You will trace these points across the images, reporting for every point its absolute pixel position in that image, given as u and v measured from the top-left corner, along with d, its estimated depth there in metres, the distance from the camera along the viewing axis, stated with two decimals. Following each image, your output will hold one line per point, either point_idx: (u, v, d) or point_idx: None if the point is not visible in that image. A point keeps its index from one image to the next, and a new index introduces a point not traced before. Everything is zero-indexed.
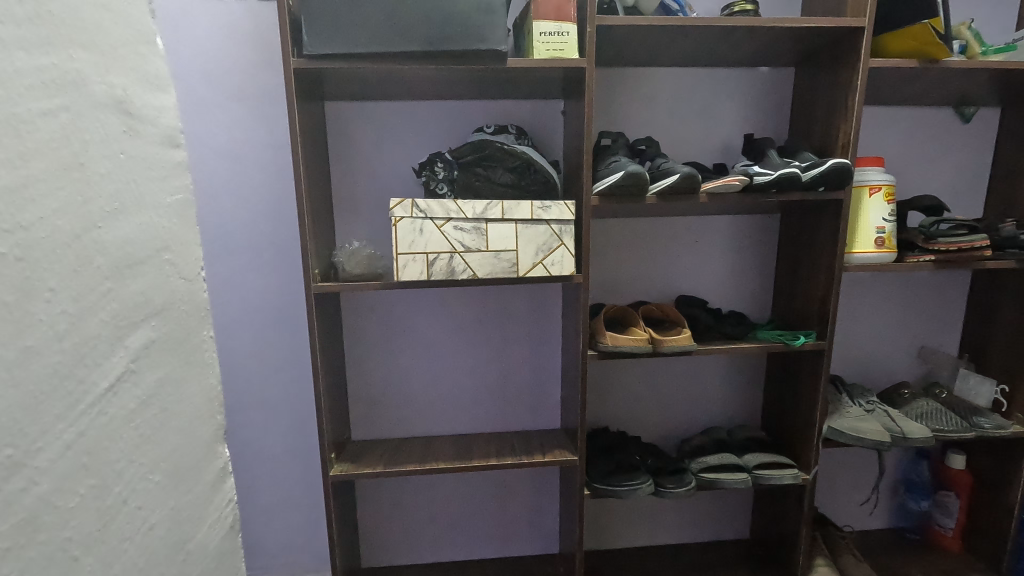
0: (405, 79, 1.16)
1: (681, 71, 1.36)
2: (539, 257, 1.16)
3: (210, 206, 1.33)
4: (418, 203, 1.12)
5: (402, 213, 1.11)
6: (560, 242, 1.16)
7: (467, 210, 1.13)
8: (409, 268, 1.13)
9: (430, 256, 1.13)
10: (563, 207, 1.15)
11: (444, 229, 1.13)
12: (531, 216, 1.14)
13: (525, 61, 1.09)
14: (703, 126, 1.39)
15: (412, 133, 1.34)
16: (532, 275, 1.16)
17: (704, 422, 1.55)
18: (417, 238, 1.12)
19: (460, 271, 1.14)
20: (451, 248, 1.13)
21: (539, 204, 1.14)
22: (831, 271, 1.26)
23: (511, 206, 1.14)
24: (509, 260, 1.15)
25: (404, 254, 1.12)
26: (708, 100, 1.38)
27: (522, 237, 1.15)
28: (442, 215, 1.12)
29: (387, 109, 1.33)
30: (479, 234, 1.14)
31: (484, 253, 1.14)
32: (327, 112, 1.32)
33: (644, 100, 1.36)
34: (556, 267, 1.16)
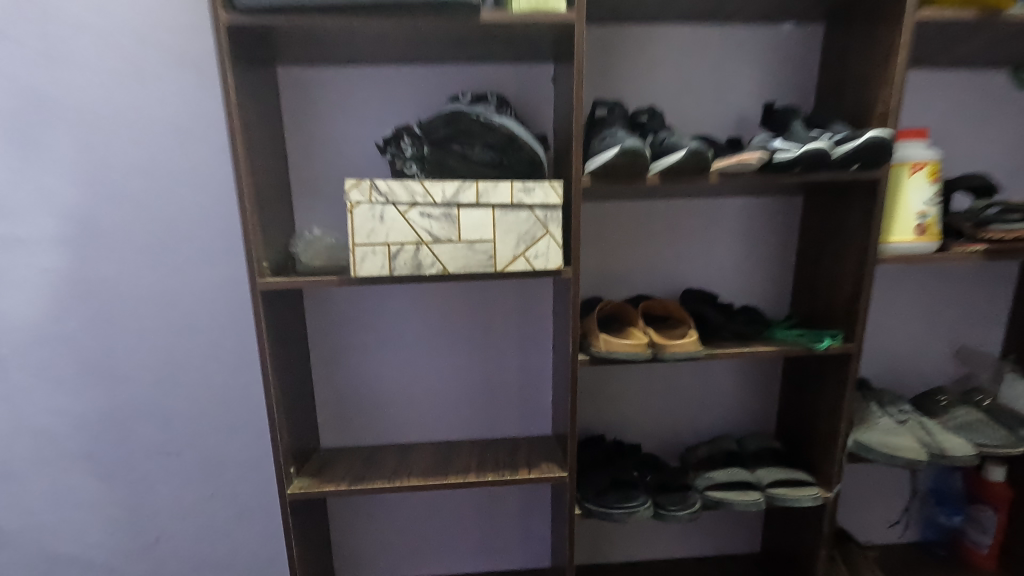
0: (362, 38, 0.99)
1: (691, 28, 1.17)
2: (520, 248, 0.99)
3: (154, 190, 1.18)
4: (378, 185, 0.95)
5: (360, 196, 0.95)
6: (545, 232, 0.99)
7: (436, 193, 0.96)
8: (368, 262, 0.97)
9: (392, 247, 0.96)
10: (549, 189, 0.98)
11: (408, 216, 0.97)
12: (511, 199, 0.98)
13: (501, 15, 0.91)
14: (717, 93, 1.20)
15: (380, 101, 1.17)
16: (512, 269, 1.00)
17: (711, 428, 1.39)
18: (376, 226, 0.96)
19: (428, 265, 0.98)
20: (416, 237, 0.97)
21: (521, 185, 0.98)
22: (863, 262, 1.08)
23: (487, 189, 0.97)
24: (485, 251, 0.98)
25: (362, 245, 0.96)
26: (723, 63, 1.19)
27: (501, 225, 0.98)
28: (405, 199, 0.96)
29: (350, 72, 1.15)
30: (450, 222, 0.97)
31: (456, 243, 0.98)
32: (281, 80, 1.15)
33: (647, 64, 1.18)
34: (540, 261, 1.00)
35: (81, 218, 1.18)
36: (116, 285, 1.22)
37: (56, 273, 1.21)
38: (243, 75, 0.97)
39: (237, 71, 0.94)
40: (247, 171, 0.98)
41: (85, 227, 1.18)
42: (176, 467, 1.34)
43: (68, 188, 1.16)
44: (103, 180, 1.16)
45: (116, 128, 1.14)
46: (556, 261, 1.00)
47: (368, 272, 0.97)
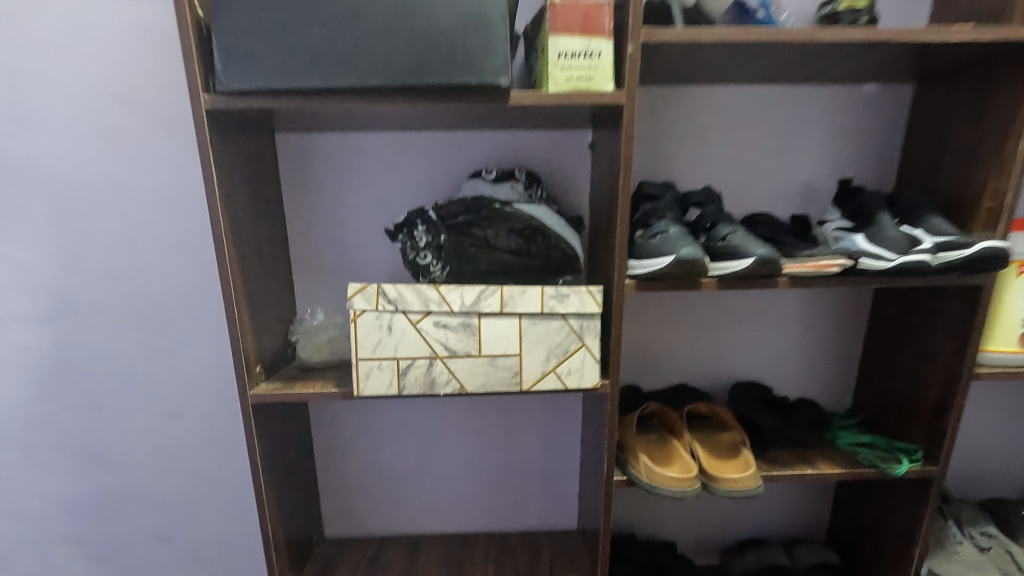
0: (370, 113, 0.84)
1: (755, 88, 1.00)
2: (551, 363, 0.84)
3: (140, 264, 1.05)
4: (386, 289, 0.81)
5: (364, 302, 0.81)
6: (580, 343, 0.84)
7: (454, 301, 0.82)
8: (373, 378, 0.83)
9: (401, 363, 0.83)
10: (586, 295, 0.83)
11: (421, 326, 0.83)
12: (541, 307, 0.83)
13: (535, 96, 0.75)
14: (782, 163, 1.03)
15: (391, 170, 1.03)
16: (540, 386, 0.85)
17: (756, 526, 1.25)
18: (383, 337, 0.82)
19: (443, 382, 0.84)
20: (430, 351, 0.83)
21: (553, 291, 0.83)
22: (954, 376, 0.91)
23: (514, 295, 0.82)
24: (509, 366, 0.84)
25: (367, 358, 0.83)
26: (790, 129, 1.02)
27: (528, 336, 0.84)
28: (418, 307, 0.82)
29: (358, 139, 1.01)
30: (470, 333, 0.83)
31: (477, 357, 0.84)
32: (280, 147, 1.01)
33: (702, 130, 1.01)
34: (574, 377, 0.85)
35: (61, 295, 1.06)
36: (100, 366, 1.11)
37: (35, 353, 1.09)
38: (231, 157, 0.83)
39: (224, 156, 0.80)
40: (240, 268, 0.84)
41: (65, 304, 1.07)
42: (167, 555, 1.23)
43: (44, 262, 1.04)
44: (83, 254, 1.04)
45: (98, 199, 1.02)
46: (592, 377, 0.85)
47: (372, 389, 0.84)
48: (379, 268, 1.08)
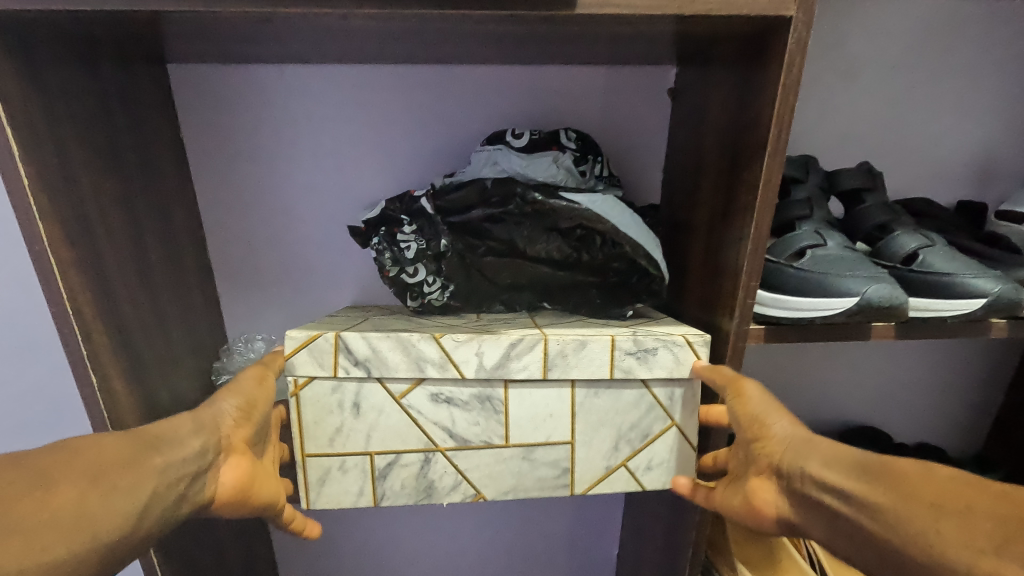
0: (313, 30, 0.47)
1: (927, 7, 0.64)
2: (621, 454, 0.53)
3: None
4: (348, 343, 0.48)
5: (311, 363, 0.48)
6: (668, 423, 0.53)
7: (466, 363, 0.49)
8: (332, 484, 0.51)
9: (377, 459, 0.51)
10: (685, 351, 0.50)
11: (409, 402, 0.50)
12: (610, 373, 0.50)
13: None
14: (950, 127, 0.69)
15: (365, 135, 0.67)
16: (603, 486, 0.54)
17: None
18: (347, 422, 0.50)
19: (447, 487, 0.52)
20: (425, 441, 0.51)
21: (630, 345, 0.50)
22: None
23: (566, 352, 0.49)
24: (554, 458, 0.53)
25: (321, 453, 0.51)
26: (970, 72, 0.67)
27: (587, 412, 0.52)
28: (405, 372, 0.49)
29: (309, 84, 0.65)
30: (492, 410, 0.51)
31: (503, 448, 0.52)
32: (182, 94, 0.64)
33: (840, 74, 0.65)
34: (655, 474, 0.54)
35: None
36: None
37: None
38: (63, 108, 0.46)
39: (42, 106, 0.44)
40: (103, 307, 0.49)
41: None
42: None
43: None
44: None
45: None
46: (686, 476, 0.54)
47: (331, 498, 0.52)
48: (351, 279, 0.74)
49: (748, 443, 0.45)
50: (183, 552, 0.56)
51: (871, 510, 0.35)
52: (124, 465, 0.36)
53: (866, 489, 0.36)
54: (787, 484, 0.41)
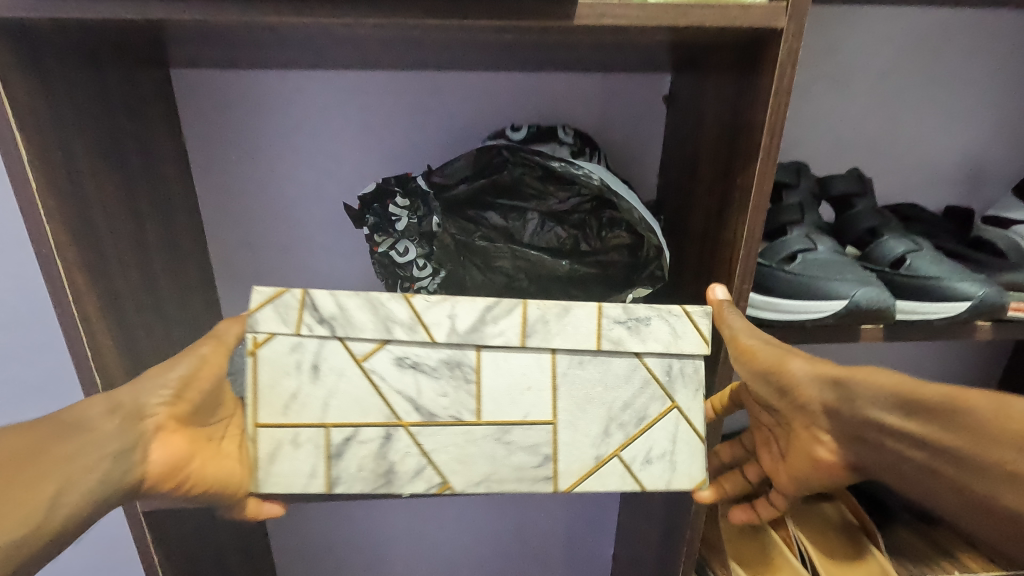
0: (316, 37, 0.48)
1: (918, 16, 0.66)
2: (613, 440, 0.48)
3: None
4: (315, 299, 0.44)
5: (273, 319, 0.44)
6: (666, 405, 0.48)
7: (437, 326, 0.45)
8: (280, 463, 0.45)
9: (332, 435, 0.46)
10: (681, 320, 0.47)
11: (372, 366, 0.45)
12: (598, 344, 0.46)
13: (622, 10, 0.40)
14: (939, 133, 0.70)
15: (364, 137, 0.68)
16: (596, 479, 0.48)
17: None
18: (304, 387, 0.45)
19: (409, 470, 0.46)
20: (388, 413, 0.46)
21: (620, 312, 0.46)
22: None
23: (546, 319, 0.46)
24: (534, 441, 0.47)
25: (273, 424, 0.45)
26: (958, 80, 0.69)
27: (570, 390, 0.47)
28: (370, 334, 0.44)
29: (310, 87, 0.66)
30: (463, 381, 0.46)
31: (474, 427, 0.47)
32: (182, 96, 0.65)
33: (832, 80, 0.67)
34: (653, 467, 0.49)
35: None
36: None
37: None
38: (70, 113, 0.47)
39: (48, 110, 0.44)
40: (106, 307, 0.50)
41: None
42: None
43: None
44: None
45: None
46: (691, 469, 0.49)
47: (279, 482, 0.46)
48: (350, 279, 0.75)
49: (789, 399, 0.44)
50: (184, 547, 0.57)
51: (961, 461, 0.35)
52: (22, 461, 0.33)
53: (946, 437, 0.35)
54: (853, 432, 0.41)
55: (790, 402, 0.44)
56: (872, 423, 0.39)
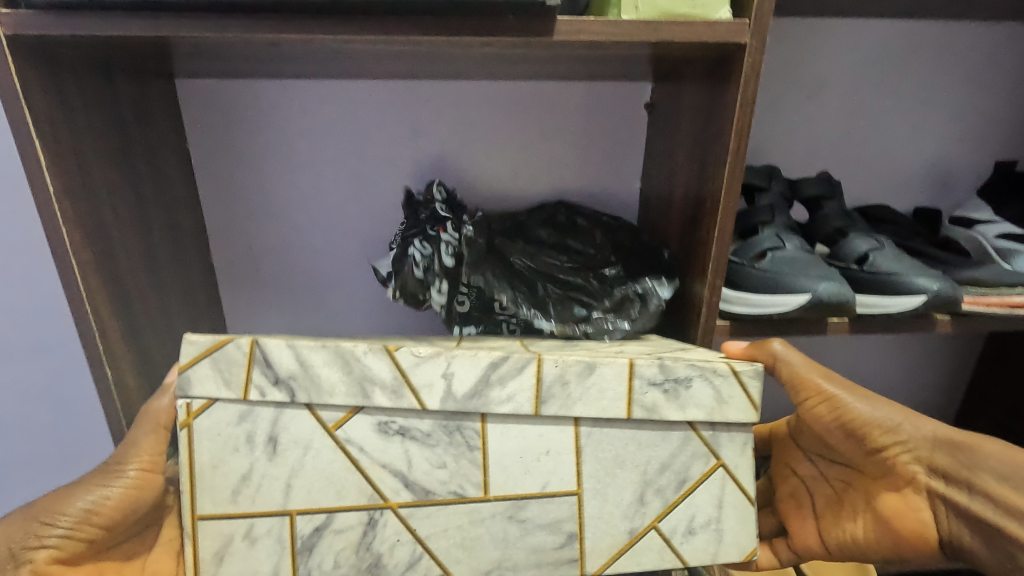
0: (315, 52, 0.52)
1: (885, 27, 0.69)
2: (648, 511, 0.47)
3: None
4: (270, 353, 0.41)
5: (215, 380, 0.41)
6: (711, 464, 0.47)
7: (428, 385, 0.43)
8: (250, 556, 0.43)
9: (312, 528, 0.43)
10: (725, 378, 0.46)
11: (347, 435, 0.43)
12: (629, 409, 0.45)
13: (598, 29, 0.44)
14: (909, 138, 0.74)
15: (359, 145, 0.71)
16: (632, 558, 0.47)
17: None
18: (259, 466, 0.42)
19: (399, 561, 0.44)
20: (372, 493, 0.44)
21: (648, 368, 0.45)
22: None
23: (579, 377, 0.44)
24: (557, 519, 0.46)
25: (219, 514, 0.43)
26: (927, 88, 0.72)
27: (599, 458, 0.46)
28: (342, 395, 0.42)
29: (310, 97, 0.69)
30: (466, 449, 0.44)
31: (482, 505, 0.45)
32: (187, 106, 0.68)
33: (806, 88, 0.70)
34: (696, 539, 0.48)
35: None
36: None
37: None
38: (86, 127, 0.50)
39: (65, 121, 0.48)
40: (119, 304, 0.53)
41: None
42: None
43: None
44: None
45: None
46: (739, 539, 0.48)
47: None
48: (348, 280, 0.78)
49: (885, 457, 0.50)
50: None
51: None
52: None
53: None
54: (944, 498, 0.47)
55: (884, 458, 0.50)
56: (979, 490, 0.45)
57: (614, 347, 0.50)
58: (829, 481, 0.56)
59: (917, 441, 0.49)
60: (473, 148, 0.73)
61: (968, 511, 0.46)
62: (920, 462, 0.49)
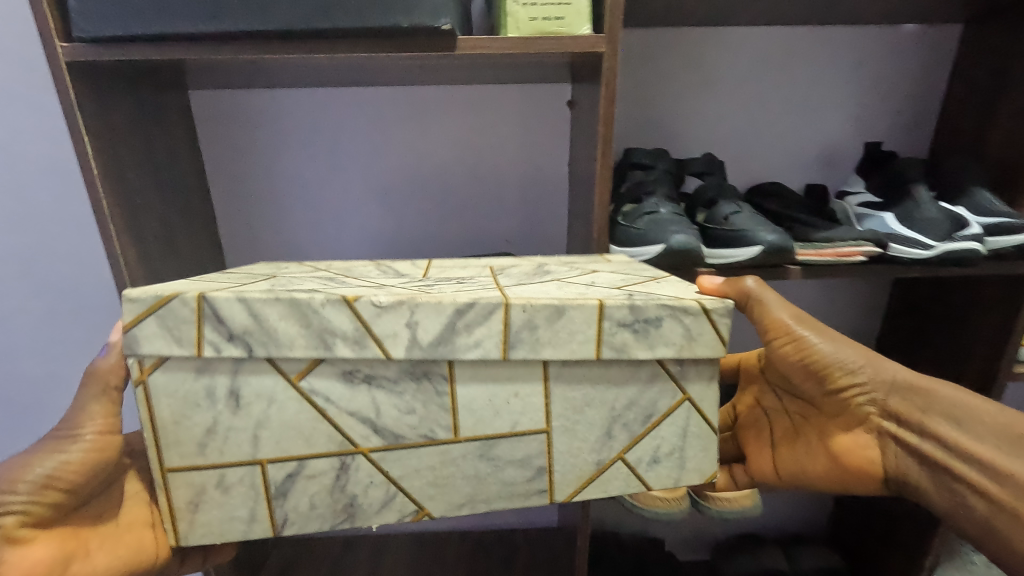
0: (292, 66, 0.68)
1: (769, 31, 0.82)
2: (615, 443, 0.51)
3: (46, 244, 0.91)
4: (221, 309, 0.43)
5: (164, 337, 0.44)
6: (676, 398, 0.51)
7: (391, 336, 0.45)
8: (234, 498, 0.48)
9: (299, 473, 0.48)
10: (692, 318, 0.47)
11: (311, 385, 0.46)
12: (599, 350, 0.47)
13: (490, 43, 0.59)
14: (799, 125, 0.87)
15: (337, 140, 0.88)
16: (599, 484, 0.52)
17: (753, 518, 1.17)
18: (224, 418, 0.46)
19: (374, 500, 0.49)
20: (342, 439, 0.48)
21: (616, 305, 0.46)
22: (995, 358, 0.78)
23: (549, 317, 0.46)
24: (528, 455, 0.50)
25: (186, 466, 0.47)
26: (811, 82, 0.85)
27: (567, 399, 0.49)
28: (305, 347, 0.44)
29: (296, 101, 0.86)
30: (433, 394, 0.47)
31: (450, 445, 0.49)
32: (198, 109, 0.85)
33: (704, 84, 0.84)
34: (660, 466, 0.52)
35: None
36: (19, 362, 0.98)
37: None
38: (121, 125, 0.67)
39: (106, 121, 0.64)
40: (144, 260, 0.69)
41: None
42: None
43: None
44: None
45: None
46: (701, 464, 0.53)
47: (211, 528, 0.48)
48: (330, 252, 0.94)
49: (846, 395, 0.58)
50: None
51: (988, 468, 0.50)
52: None
53: (980, 445, 0.51)
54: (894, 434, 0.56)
55: (841, 395, 0.59)
56: (926, 428, 0.54)
57: (581, 285, 0.51)
58: (788, 413, 0.67)
59: (875, 385, 0.57)
60: (428, 141, 0.89)
61: (917, 449, 0.54)
62: (875, 402, 0.57)
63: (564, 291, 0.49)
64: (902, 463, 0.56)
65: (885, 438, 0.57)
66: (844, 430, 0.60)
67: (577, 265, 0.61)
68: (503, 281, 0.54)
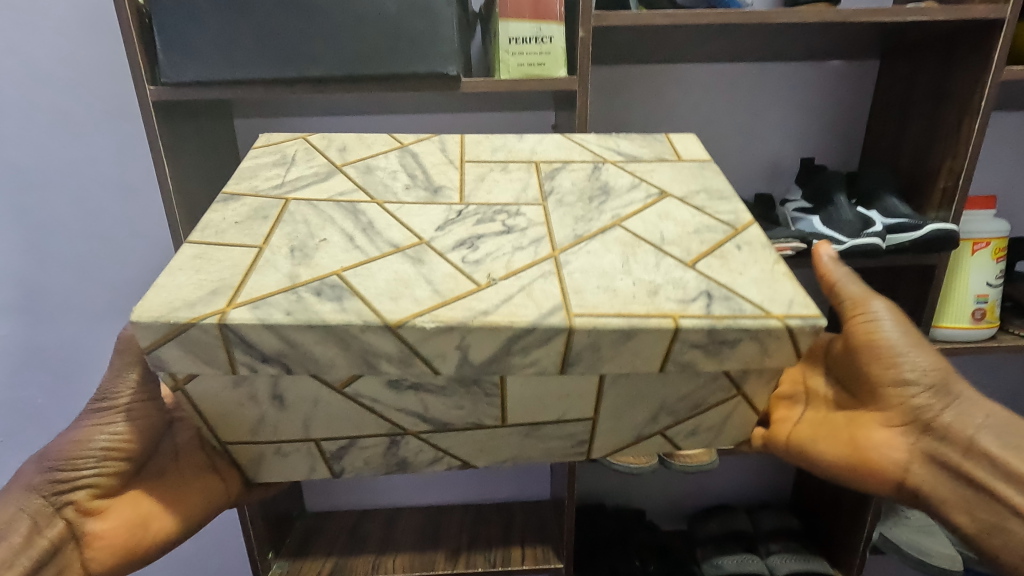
0: (328, 100, 0.84)
1: (720, 68, 0.99)
2: (659, 425, 0.58)
3: (105, 249, 1.05)
4: (243, 333, 0.45)
5: (190, 358, 0.47)
6: (731, 394, 0.56)
7: (439, 355, 0.47)
8: (292, 459, 0.59)
9: (369, 440, 0.57)
10: (776, 338, 0.49)
11: (355, 391, 0.51)
12: (664, 362, 0.49)
13: (487, 84, 0.75)
14: (747, 143, 1.03)
15: None
16: (637, 447, 0.62)
17: (724, 489, 1.32)
18: (271, 412, 0.53)
19: (425, 458, 0.60)
20: (395, 427, 0.55)
21: (689, 330, 0.47)
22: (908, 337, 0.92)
23: (615, 340, 0.47)
24: (570, 432, 0.58)
25: (242, 441, 0.56)
26: (756, 107, 1.01)
27: (621, 393, 0.54)
28: (354, 368, 0.48)
29: (323, 127, 1.01)
30: (481, 396, 0.52)
31: (499, 427, 0.57)
32: (241, 134, 1.00)
33: (666, 109, 1.00)
34: (697, 437, 0.61)
35: (27, 282, 1.06)
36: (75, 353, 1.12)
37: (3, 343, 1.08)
38: (188, 150, 0.83)
39: (178, 147, 0.80)
40: None
41: (33, 291, 1.06)
42: None
43: (7, 252, 1.04)
44: (47, 242, 1.04)
45: (60, 187, 1.01)
46: (733, 434, 0.62)
47: (273, 472, 0.61)
48: None
49: (901, 399, 0.65)
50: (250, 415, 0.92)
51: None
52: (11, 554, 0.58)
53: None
54: (936, 446, 0.63)
55: (898, 400, 0.65)
56: (974, 445, 0.61)
57: (648, 254, 0.54)
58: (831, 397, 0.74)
59: (928, 397, 0.64)
60: None
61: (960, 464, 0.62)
62: (927, 413, 0.64)
63: (634, 283, 0.50)
64: (934, 473, 0.63)
65: (925, 448, 0.64)
66: (883, 432, 0.66)
67: (637, 173, 0.65)
68: (556, 231, 0.56)
